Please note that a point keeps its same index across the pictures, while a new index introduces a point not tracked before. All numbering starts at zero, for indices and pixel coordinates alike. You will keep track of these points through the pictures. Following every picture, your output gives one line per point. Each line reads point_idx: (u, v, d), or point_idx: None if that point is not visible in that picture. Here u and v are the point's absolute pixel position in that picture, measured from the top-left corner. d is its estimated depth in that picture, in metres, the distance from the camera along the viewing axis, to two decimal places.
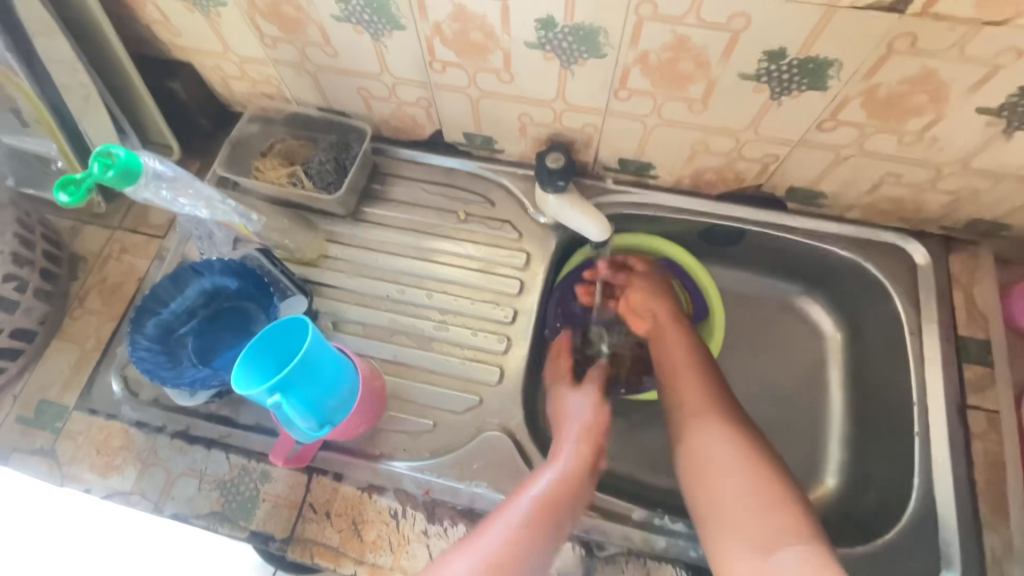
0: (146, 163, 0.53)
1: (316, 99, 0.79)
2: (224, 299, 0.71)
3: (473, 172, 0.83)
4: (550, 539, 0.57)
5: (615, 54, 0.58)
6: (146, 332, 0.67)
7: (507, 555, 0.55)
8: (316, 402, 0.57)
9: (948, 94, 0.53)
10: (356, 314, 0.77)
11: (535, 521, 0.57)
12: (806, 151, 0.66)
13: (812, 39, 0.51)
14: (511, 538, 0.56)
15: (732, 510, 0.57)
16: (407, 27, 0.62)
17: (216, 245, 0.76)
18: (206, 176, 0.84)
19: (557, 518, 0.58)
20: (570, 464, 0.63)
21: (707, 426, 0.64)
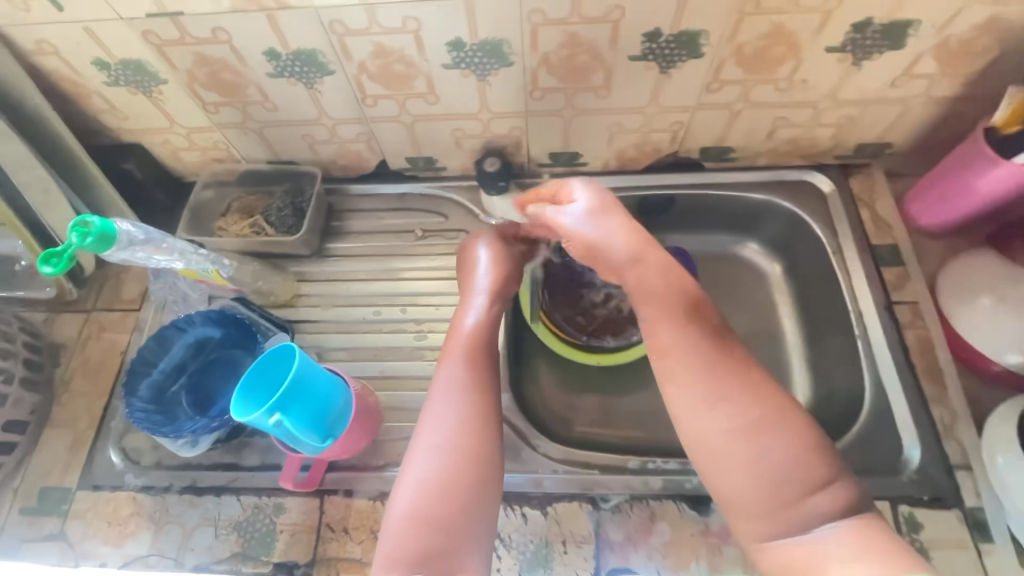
0: (121, 227, 0.57)
1: (264, 153, 0.85)
2: (211, 350, 0.75)
3: (421, 193, 0.90)
4: (485, 455, 0.57)
5: (521, 60, 0.67)
6: (140, 395, 0.70)
7: (457, 430, 0.57)
8: (315, 417, 0.61)
9: (800, 41, 0.64)
10: (339, 341, 0.81)
11: (462, 399, 0.59)
12: (704, 113, 0.75)
13: (678, 17, 0.61)
14: (453, 416, 0.58)
15: (762, 492, 0.50)
16: (336, 71, 0.69)
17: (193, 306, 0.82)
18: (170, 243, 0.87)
19: (476, 435, 0.57)
20: (464, 373, 0.61)
21: (732, 432, 0.51)
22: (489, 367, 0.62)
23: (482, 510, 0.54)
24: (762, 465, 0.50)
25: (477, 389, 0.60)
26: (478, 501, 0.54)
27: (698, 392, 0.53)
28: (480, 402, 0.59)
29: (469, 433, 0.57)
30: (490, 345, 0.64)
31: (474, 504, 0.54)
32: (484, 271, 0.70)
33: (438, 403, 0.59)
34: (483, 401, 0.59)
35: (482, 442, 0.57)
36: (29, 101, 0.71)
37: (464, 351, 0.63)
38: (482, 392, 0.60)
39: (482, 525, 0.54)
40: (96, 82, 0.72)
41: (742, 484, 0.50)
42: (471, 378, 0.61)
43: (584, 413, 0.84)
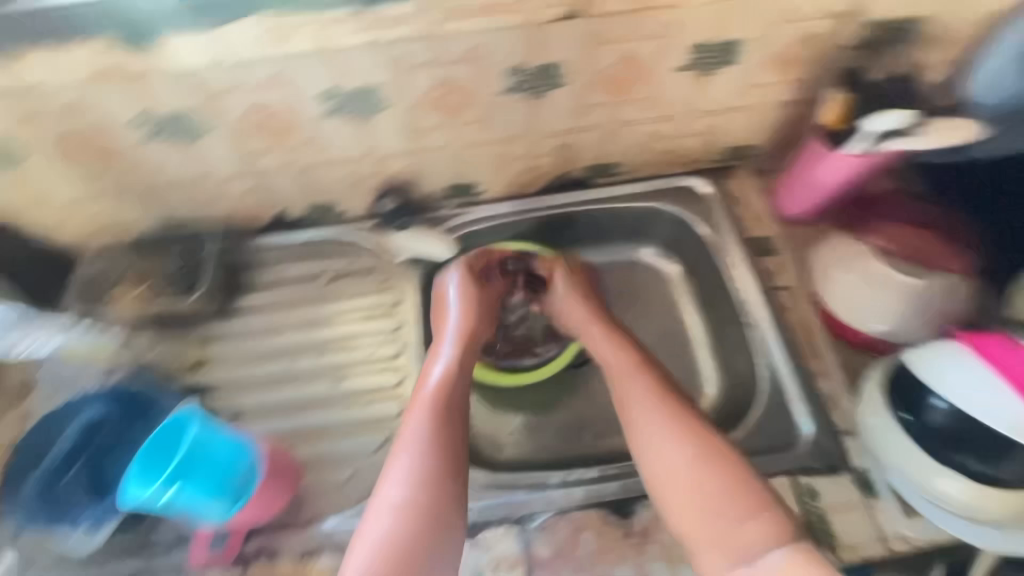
0: None
1: (305, 193, 0.83)
2: (103, 435, 0.68)
3: (465, 218, 0.90)
4: (671, 474, 0.59)
5: (572, 80, 0.70)
6: (26, 492, 0.65)
7: (660, 444, 0.60)
8: (217, 485, 0.61)
9: (827, 43, 0.70)
10: (414, 380, 0.80)
11: (650, 417, 0.62)
12: (736, 116, 0.80)
13: (724, 28, 0.66)
14: (652, 432, 0.61)
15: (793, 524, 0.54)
16: (392, 104, 0.70)
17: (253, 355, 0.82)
18: (199, 289, 0.84)
19: (679, 447, 0.60)
20: (437, 430, 0.61)
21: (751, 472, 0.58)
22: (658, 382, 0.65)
23: (748, 511, 0.55)
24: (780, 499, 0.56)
25: (649, 408, 0.62)
26: (730, 505, 0.56)
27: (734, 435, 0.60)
28: (664, 415, 0.62)
29: (672, 444, 0.60)
30: (654, 364, 0.68)
31: (719, 499, 0.56)
32: (561, 284, 0.80)
33: (643, 420, 0.62)
34: (681, 418, 0.61)
35: (696, 450, 0.59)
36: None
37: (633, 374, 0.66)
38: (677, 412, 0.62)
39: (755, 526, 0.55)
40: (137, 136, 0.70)
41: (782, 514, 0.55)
42: (639, 396, 0.64)
43: None
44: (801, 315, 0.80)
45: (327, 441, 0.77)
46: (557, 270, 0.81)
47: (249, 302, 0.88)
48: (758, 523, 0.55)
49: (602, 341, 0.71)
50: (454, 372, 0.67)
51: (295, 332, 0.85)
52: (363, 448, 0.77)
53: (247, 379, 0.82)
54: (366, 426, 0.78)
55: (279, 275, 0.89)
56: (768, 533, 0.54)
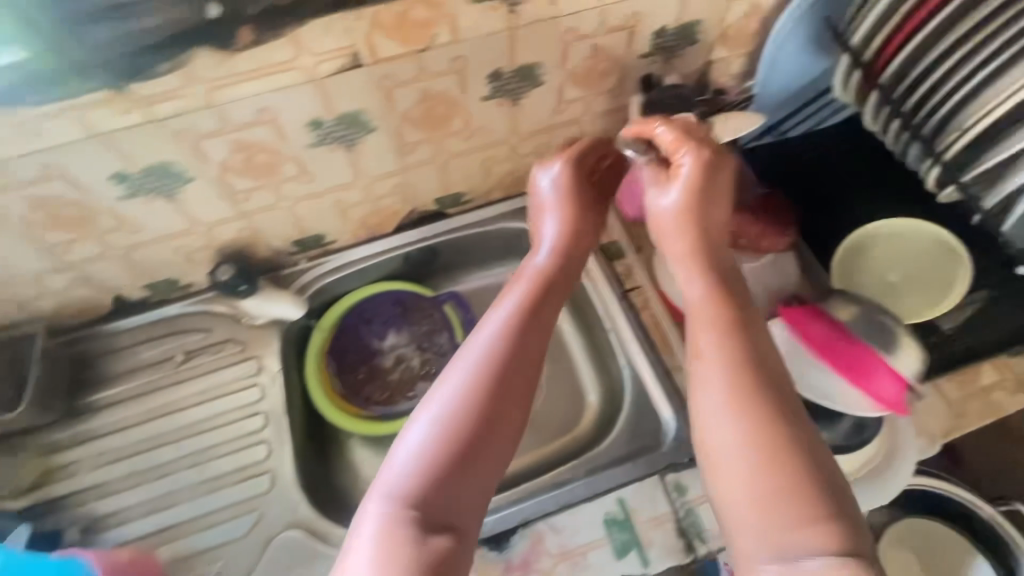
0: None
1: (136, 277, 0.79)
2: None
3: (321, 273, 0.89)
4: (725, 458, 0.47)
5: (382, 123, 0.69)
6: None
7: (726, 386, 0.49)
8: None
9: (621, 55, 0.72)
10: (285, 455, 0.78)
11: (722, 363, 0.51)
12: (561, 132, 0.82)
13: (514, 56, 0.67)
14: (716, 372, 0.50)
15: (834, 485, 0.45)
16: (195, 177, 0.67)
17: (109, 458, 0.78)
18: (25, 397, 0.75)
19: (740, 395, 0.48)
20: (520, 341, 0.53)
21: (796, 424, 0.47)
22: (734, 330, 0.53)
23: (812, 512, 0.44)
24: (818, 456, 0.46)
25: (727, 368, 0.50)
26: (792, 505, 0.44)
27: (774, 372, 0.51)
28: (729, 355, 0.51)
29: (740, 388, 0.49)
30: (747, 323, 0.53)
31: (792, 464, 0.45)
32: (669, 206, 0.62)
33: (704, 346, 0.52)
34: (759, 389, 0.49)
35: (767, 404, 0.48)
36: None
37: (711, 329, 0.53)
38: (756, 385, 0.49)
39: (809, 534, 0.43)
40: None
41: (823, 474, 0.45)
42: (718, 341, 0.52)
43: (539, 430, 0.86)
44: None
45: (198, 533, 0.73)
46: (669, 183, 0.62)
47: (99, 398, 0.81)
48: (815, 529, 0.43)
49: (692, 285, 0.58)
50: (560, 268, 0.63)
51: (153, 421, 0.80)
52: (236, 533, 0.73)
53: (102, 483, 0.76)
54: (239, 508, 0.75)
55: (127, 363, 0.84)
56: (820, 542, 0.43)
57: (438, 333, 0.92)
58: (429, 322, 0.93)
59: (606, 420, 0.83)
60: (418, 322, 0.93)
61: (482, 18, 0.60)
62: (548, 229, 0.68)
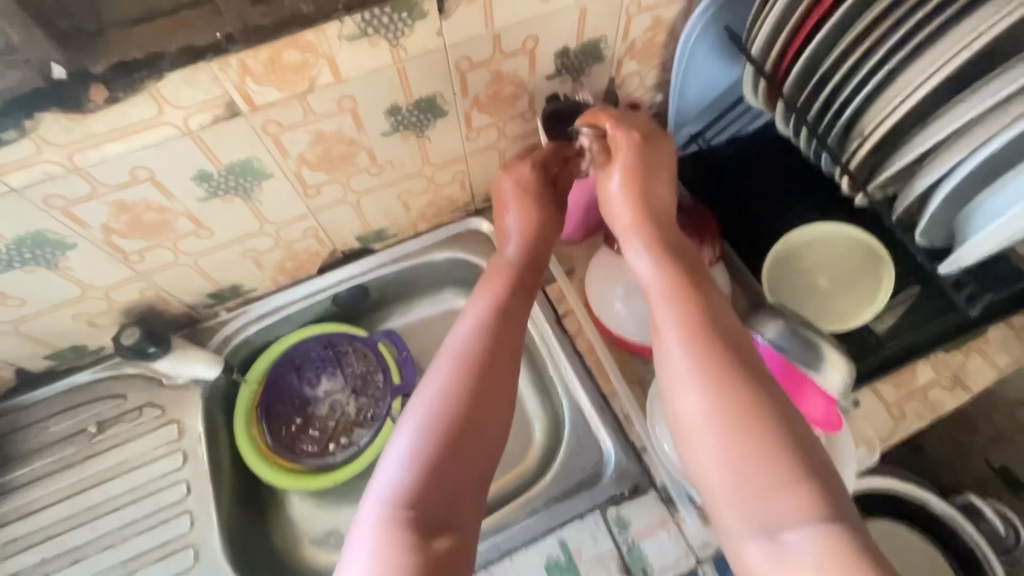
0: None
1: (36, 349, 0.74)
2: None
3: (242, 322, 0.84)
4: (696, 428, 0.47)
5: (278, 169, 0.66)
6: None
7: (683, 361, 0.50)
8: None
9: (525, 78, 0.70)
10: (212, 526, 0.73)
11: (682, 335, 0.51)
12: (478, 158, 0.80)
13: (408, 89, 0.63)
14: (676, 349, 0.51)
15: (799, 448, 0.44)
16: (77, 243, 0.63)
17: (22, 545, 0.73)
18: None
19: (701, 366, 0.48)
20: (492, 337, 0.56)
21: (755, 390, 0.47)
22: (695, 302, 0.53)
23: (785, 475, 0.43)
24: (780, 417, 0.45)
25: (680, 335, 0.51)
26: (764, 468, 0.43)
27: (734, 336, 0.51)
28: (685, 330, 0.51)
29: (699, 362, 0.49)
30: (702, 294, 0.54)
31: (753, 430, 0.45)
32: (619, 201, 0.64)
33: (663, 325, 0.53)
34: (719, 357, 0.49)
35: (727, 370, 0.48)
36: None
37: (667, 302, 0.54)
38: (715, 352, 0.49)
39: (784, 497, 0.42)
40: None
41: (787, 436, 0.44)
42: (677, 317, 0.52)
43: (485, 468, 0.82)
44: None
45: None
46: (609, 168, 0.66)
47: (5, 481, 0.76)
48: (793, 489, 0.42)
49: (641, 261, 0.59)
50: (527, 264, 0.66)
51: (67, 502, 0.75)
52: None
53: (15, 575, 0.71)
54: None
55: (37, 440, 0.78)
56: (797, 505, 0.42)
57: (373, 374, 0.87)
58: (363, 364, 0.88)
59: (551, 451, 0.81)
60: (352, 364, 0.88)
61: (362, 55, 0.57)
62: (511, 223, 0.69)
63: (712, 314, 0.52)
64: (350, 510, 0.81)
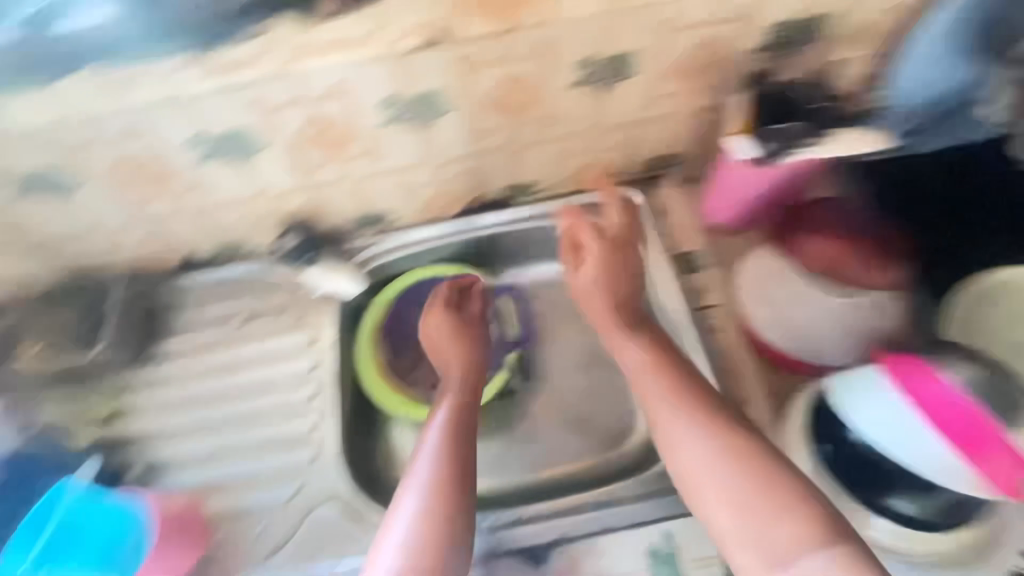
0: None
1: (207, 237, 0.81)
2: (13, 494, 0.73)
3: (380, 248, 0.87)
4: (697, 476, 0.55)
5: (458, 106, 0.66)
6: None
7: (692, 438, 0.57)
8: (103, 552, 0.68)
9: (727, 46, 0.65)
10: (332, 431, 0.78)
11: (676, 417, 0.59)
12: (645, 127, 0.76)
13: (608, 39, 0.61)
14: (680, 430, 0.58)
15: (785, 493, 0.51)
16: (269, 145, 0.66)
17: (171, 410, 0.82)
18: (105, 335, 0.81)
19: (706, 440, 0.56)
20: (450, 442, 0.65)
21: (742, 450, 0.55)
22: (678, 386, 0.62)
23: (778, 509, 0.51)
24: (774, 472, 0.53)
25: (670, 403, 0.60)
26: (766, 509, 0.51)
27: (710, 420, 0.58)
28: (682, 413, 0.59)
29: (704, 434, 0.57)
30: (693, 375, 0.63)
31: (754, 479, 0.53)
32: None
33: (665, 411, 0.60)
34: (712, 432, 0.57)
35: (726, 444, 0.55)
36: None
37: (655, 378, 0.63)
38: (712, 420, 0.58)
39: (783, 531, 0.50)
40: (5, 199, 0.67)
41: (778, 484, 0.52)
42: (668, 404, 0.60)
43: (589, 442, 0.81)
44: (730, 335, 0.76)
45: (247, 493, 0.75)
46: None
47: (163, 351, 0.85)
48: (785, 523, 0.50)
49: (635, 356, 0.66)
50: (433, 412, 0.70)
51: (212, 380, 0.83)
52: (280, 499, 0.75)
53: (165, 433, 0.80)
54: (284, 474, 0.76)
55: (192, 320, 0.87)
56: (798, 533, 0.49)
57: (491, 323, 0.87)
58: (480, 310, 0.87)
59: None
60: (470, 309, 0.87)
61: None
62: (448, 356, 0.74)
63: (685, 405, 0.60)
64: None
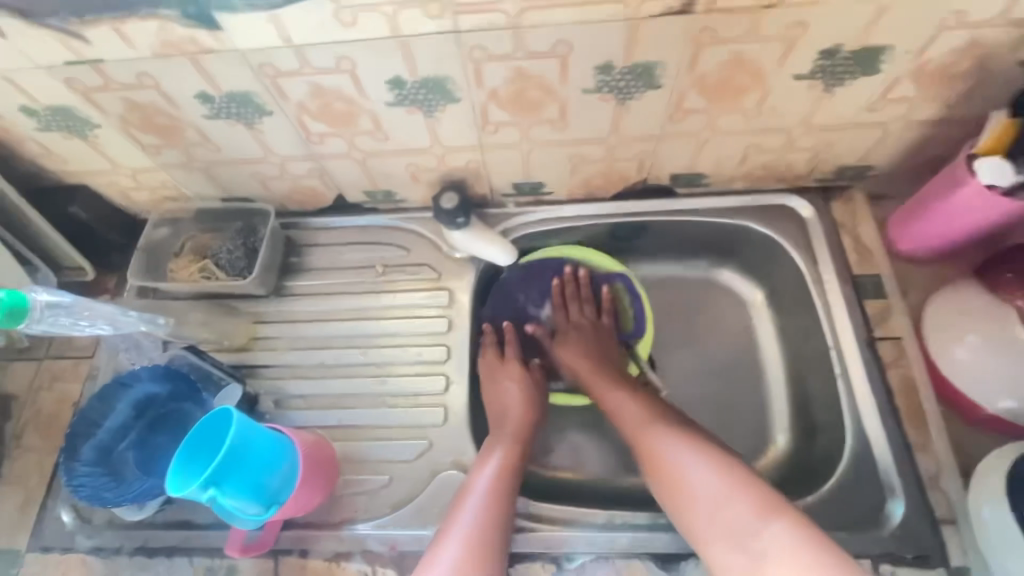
0: (40, 299, 0.56)
1: (363, 181, 0.80)
2: (159, 406, 0.74)
3: (527, 219, 0.84)
4: (694, 507, 0.60)
5: (671, 82, 0.61)
6: (83, 458, 0.69)
7: (701, 486, 0.60)
8: (253, 485, 0.59)
9: (995, 55, 0.57)
10: (459, 398, 0.78)
11: (669, 465, 0.63)
12: (853, 133, 0.69)
13: (867, 31, 0.54)
14: (687, 478, 0.61)
15: (744, 513, 0.57)
16: (462, 98, 0.63)
17: (303, 346, 0.83)
18: (252, 271, 0.82)
19: (707, 486, 0.60)
20: (504, 483, 0.67)
21: (719, 473, 0.60)
22: (656, 443, 0.66)
23: (750, 521, 0.56)
24: (738, 492, 0.58)
25: (632, 422, 0.70)
26: (741, 525, 0.56)
27: (681, 454, 0.63)
28: (677, 463, 0.63)
29: (701, 482, 0.60)
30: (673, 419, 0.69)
31: (730, 505, 0.58)
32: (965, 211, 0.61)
33: (678, 463, 0.62)
34: (718, 468, 0.61)
35: (735, 483, 0.59)
36: (98, 114, 0.67)
37: (665, 427, 0.66)
38: (691, 473, 0.61)
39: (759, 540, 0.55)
40: (195, 116, 0.67)
41: (744, 506, 0.57)
42: (667, 454, 0.64)
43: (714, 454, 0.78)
44: (905, 372, 0.70)
45: (374, 441, 0.76)
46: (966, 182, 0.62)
47: (298, 286, 0.86)
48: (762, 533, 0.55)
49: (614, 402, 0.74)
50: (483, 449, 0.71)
51: (344, 323, 0.83)
52: (405, 454, 0.75)
53: (297, 367, 0.82)
54: (410, 431, 0.76)
55: (329, 260, 0.87)
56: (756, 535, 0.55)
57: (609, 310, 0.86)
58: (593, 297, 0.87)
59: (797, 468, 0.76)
60: (581, 292, 0.87)
61: None
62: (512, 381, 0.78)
63: (657, 438, 0.66)
64: (572, 435, 0.83)
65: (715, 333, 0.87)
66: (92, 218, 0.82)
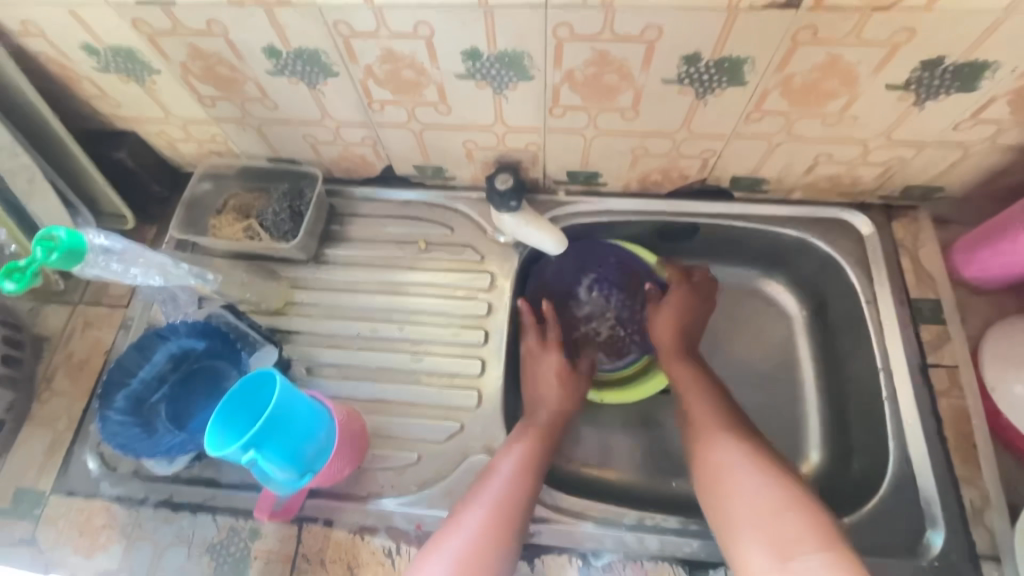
0: (94, 241, 0.56)
1: (415, 153, 0.78)
2: (193, 361, 0.74)
3: (576, 209, 0.82)
4: (738, 520, 0.55)
5: (756, 79, 0.58)
6: (117, 407, 0.68)
7: (748, 497, 0.57)
8: (292, 452, 0.59)
9: None
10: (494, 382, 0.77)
11: (726, 475, 0.60)
12: (932, 152, 0.66)
13: (975, 45, 0.51)
14: (739, 486, 0.58)
15: (788, 523, 0.53)
16: (535, 78, 0.61)
17: (338, 315, 0.82)
18: (296, 236, 0.81)
19: (755, 498, 0.56)
20: (524, 471, 0.65)
21: (778, 486, 0.56)
22: (716, 453, 0.62)
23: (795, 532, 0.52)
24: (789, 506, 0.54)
25: (704, 423, 0.67)
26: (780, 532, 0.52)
27: (739, 468, 0.59)
28: (731, 473, 0.59)
29: (745, 495, 0.57)
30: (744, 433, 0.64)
31: (772, 517, 0.54)
32: None
33: (733, 473, 0.59)
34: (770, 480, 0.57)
35: (780, 495, 0.55)
36: (159, 60, 0.65)
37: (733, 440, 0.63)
38: (744, 483, 0.58)
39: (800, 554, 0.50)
40: (258, 70, 0.65)
41: (795, 518, 0.53)
42: (725, 466, 0.60)
43: None
44: (956, 402, 0.68)
45: (404, 419, 0.75)
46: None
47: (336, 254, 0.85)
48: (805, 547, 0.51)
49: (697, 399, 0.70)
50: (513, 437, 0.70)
51: (381, 296, 0.82)
52: (435, 434, 0.74)
53: (330, 335, 0.80)
54: (442, 411, 0.76)
55: (369, 231, 0.85)
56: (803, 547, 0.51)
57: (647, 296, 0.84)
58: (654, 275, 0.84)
59: (829, 487, 0.75)
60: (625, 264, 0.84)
61: None
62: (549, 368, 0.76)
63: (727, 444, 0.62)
64: (601, 431, 0.82)
65: (754, 342, 0.85)
66: (138, 166, 0.81)
